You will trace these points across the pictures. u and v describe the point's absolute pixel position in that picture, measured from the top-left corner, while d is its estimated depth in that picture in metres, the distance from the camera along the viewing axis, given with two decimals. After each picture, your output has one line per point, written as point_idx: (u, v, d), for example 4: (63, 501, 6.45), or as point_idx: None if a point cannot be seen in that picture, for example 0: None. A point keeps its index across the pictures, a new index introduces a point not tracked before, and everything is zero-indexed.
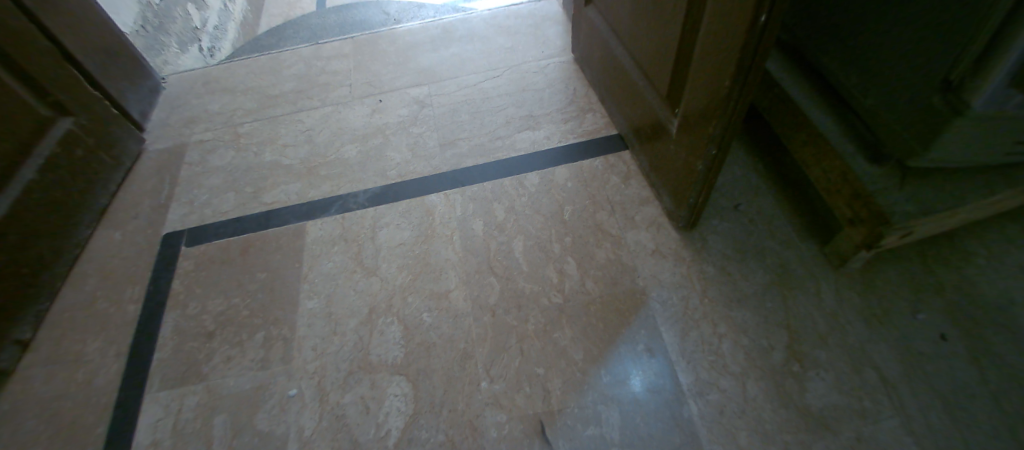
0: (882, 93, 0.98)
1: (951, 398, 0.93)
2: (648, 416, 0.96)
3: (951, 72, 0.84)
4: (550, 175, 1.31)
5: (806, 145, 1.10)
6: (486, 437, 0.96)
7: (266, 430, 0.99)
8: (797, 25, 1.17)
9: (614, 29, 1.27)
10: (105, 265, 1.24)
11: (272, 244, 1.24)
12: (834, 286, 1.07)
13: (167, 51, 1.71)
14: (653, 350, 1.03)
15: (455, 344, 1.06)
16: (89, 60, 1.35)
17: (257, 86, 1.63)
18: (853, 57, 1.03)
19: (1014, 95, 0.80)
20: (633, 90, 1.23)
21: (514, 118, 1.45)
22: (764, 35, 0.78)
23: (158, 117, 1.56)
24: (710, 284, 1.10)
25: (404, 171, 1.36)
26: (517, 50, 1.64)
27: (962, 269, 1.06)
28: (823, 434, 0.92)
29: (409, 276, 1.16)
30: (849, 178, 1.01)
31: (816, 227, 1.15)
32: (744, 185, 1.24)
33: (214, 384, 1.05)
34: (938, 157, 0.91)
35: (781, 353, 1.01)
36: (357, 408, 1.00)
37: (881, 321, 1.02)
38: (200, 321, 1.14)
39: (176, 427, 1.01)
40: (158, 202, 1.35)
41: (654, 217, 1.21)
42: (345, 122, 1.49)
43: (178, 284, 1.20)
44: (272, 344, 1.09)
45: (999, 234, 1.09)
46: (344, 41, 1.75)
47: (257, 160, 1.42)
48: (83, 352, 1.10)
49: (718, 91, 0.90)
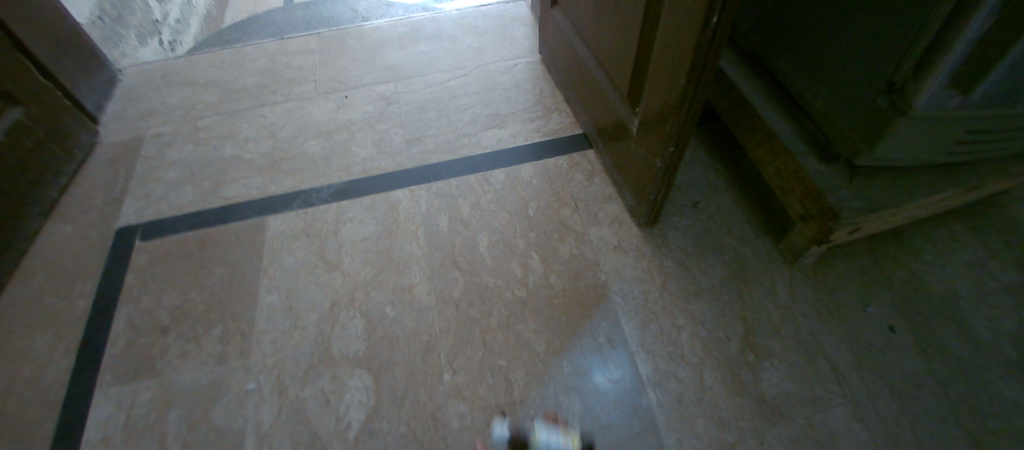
0: (831, 96, 1.02)
1: (896, 385, 0.98)
2: (608, 405, 0.98)
3: (894, 74, 0.88)
4: (516, 172, 1.33)
5: (762, 144, 1.14)
6: (448, 429, 0.96)
7: (222, 426, 0.97)
8: (751, 30, 1.21)
9: (578, 30, 1.30)
10: (53, 259, 1.19)
11: (231, 238, 1.22)
12: (787, 280, 1.12)
13: (125, 43, 1.66)
14: (614, 341, 1.05)
15: (419, 337, 1.06)
16: (40, 49, 1.31)
17: (219, 79, 1.60)
18: (804, 61, 1.07)
19: (952, 96, 0.85)
20: (597, 90, 1.26)
21: (481, 116, 1.46)
22: (719, 35, 0.82)
23: (114, 109, 1.51)
24: (669, 278, 1.13)
25: (370, 167, 1.35)
26: (485, 50, 1.65)
27: (909, 264, 1.12)
28: (776, 420, 0.95)
29: (372, 270, 1.16)
30: (801, 175, 1.05)
31: (771, 223, 1.19)
32: (704, 183, 1.28)
33: (168, 380, 1.02)
34: (883, 155, 0.96)
35: (736, 343, 1.04)
36: (318, 402, 0.99)
37: (831, 313, 1.07)
38: (153, 316, 1.10)
39: (127, 424, 0.98)
40: (112, 196, 1.31)
41: (617, 214, 1.24)
42: (310, 117, 1.48)
43: (131, 279, 1.16)
44: (230, 338, 1.07)
45: (942, 232, 1.16)
46: (310, 37, 1.74)
47: (217, 154, 1.40)
48: (29, 348, 1.06)
49: (676, 89, 0.93)
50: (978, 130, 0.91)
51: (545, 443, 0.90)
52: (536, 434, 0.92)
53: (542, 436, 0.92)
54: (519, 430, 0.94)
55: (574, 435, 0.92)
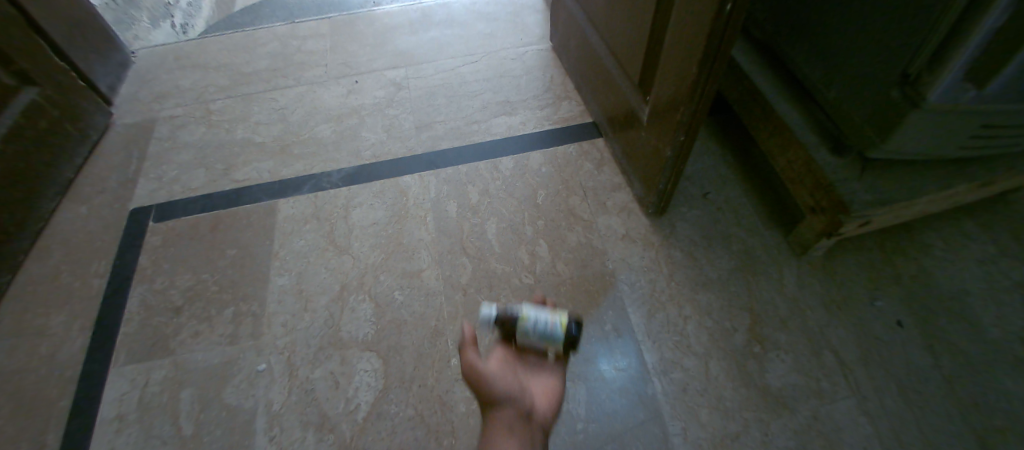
0: (844, 87, 1.01)
1: (902, 379, 0.98)
2: (613, 393, 0.99)
3: (909, 66, 0.87)
4: (525, 159, 1.32)
5: (773, 135, 1.13)
6: (454, 412, 0.97)
7: (234, 405, 0.99)
8: (766, 19, 1.19)
9: (590, 17, 1.28)
10: (69, 238, 1.21)
11: (242, 221, 1.23)
12: (795, 272, 1.11)
13: (137, 26, 1.69)
14: (620, 330, 1.06)
15: (426, 322, 1.07)
16: (55, 30, 1.31)
17: (231, 63, 1.60)
18: (818, 52, 1.06)
19: (967, 89, 0.84)
20: (608, 78, 1.25)
21: (491, 103, 1.46)
22: (731, 23, 0.81)
23: (127, 91, 1.52)
24: (677, 268, 1.13)
25: (379, 152, 1.36)
26: (496, 37, 1.65)
27: (919, 259, 1.11)
28: (780, 412, 0.96)
29: (381, 255, 1.17)
30: (812, 167, 1.04)
31: (780, 215, 1.19)
32: (714, 173, 1.27)
33: (181, 359, 1.04)
34: (896, 148, 0.95)
35: (743, 334, 1.04)
36: (327, 383, 1.01)
37: (839, 307, 1.06)
38: (166, 296, 1.12)
39: (141, 401, 1.00)
40: (126, 177, 1.33)
41: (625, 203, 1.24)
42: (321, 102, 1.48)
43: (145, 260, 1.18)
44: (241, 320, 1.08)
45: (954, 228, 1.15)
46: (321, 21, 1.74)
47: (228, 137, 1.41)
48: (45, 326, 1.08)
49: (687, 78, 0.92)
50: (993, 125, 0.90)
51: (535, 325, 0.80)
52: (524, 317, 0.80)
53: (531, 317, 0.80)
54: (503, 309, 0.82)
55: (565, 314, 0.81)
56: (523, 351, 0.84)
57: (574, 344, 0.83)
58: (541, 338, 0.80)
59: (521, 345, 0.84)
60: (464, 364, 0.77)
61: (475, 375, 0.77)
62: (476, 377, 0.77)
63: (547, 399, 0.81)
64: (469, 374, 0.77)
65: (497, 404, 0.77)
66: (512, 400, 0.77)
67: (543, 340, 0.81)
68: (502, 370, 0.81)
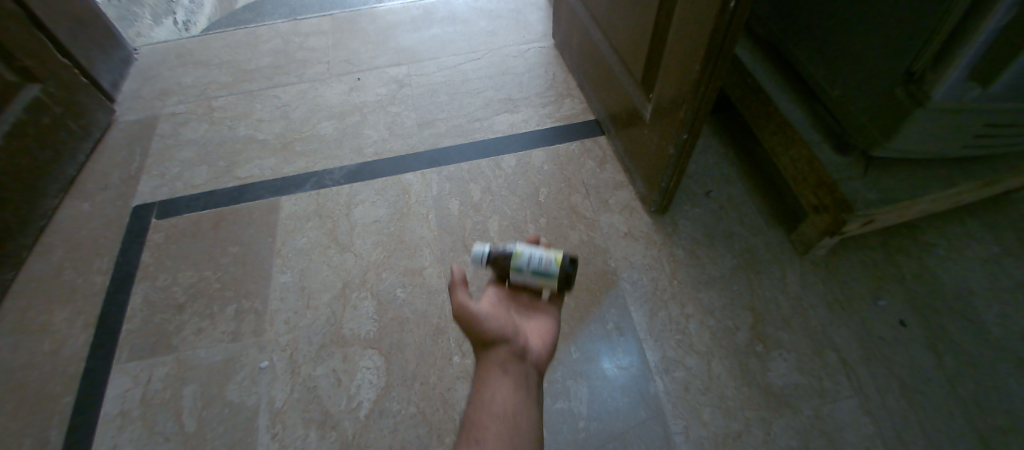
0: (848, 86, 1.01)
1: (905, 379, 0.97)
2: (615, 391, 0.99)
3: (913, 65, 0.87)
4: (528, 157, 1.32)
5: (776, 133, 1.13)
6: (456, 410, 0.97)
7: (236, 402, 0.99)
8: (769, 17, 1.19)
9: (593, 15, 1.28)
10: (71, 235, 1.21)
11: (244, 219, 1.23)
12: (798, 271, 1.11)
13: (140, 22, 1.67)
14: (623, 328, 1.06)
15: (429, 320, 1.07)
16: (58, 27, 1.31)
17: (233, 59, 1.60)
18: (822, 50, 1.05)
19: (971, 88, 0.83)
20: (611, 76, 1.25)
21: (493, 101, 1.46)
22: (734, 21, 0.81)
23: (129, 88, 1.52)
24: (679, 267, 1.13)
25: (382, 150, 1.36)
26: (498, 34, 1.64)
27: (922, 258, 1.11)
28: (782, 411, 0.96)
29: (384, 253, 1.17)
30: (815, 166, 1.04)
31: (783, 214, 1.19)
32: (717, 172, 1.27)
33: (183, 356, 1.04)
34: (899, 147, 0.95)
35: (745, 333, 1.04)
36: (329, 381, 1.01)
37: (841, 306, 1.06)
38: (169, 293, 1.12)
39: (144, 398, 1.00)
40: (128, 174, 1.33)
41: (628, 201, 1.24)
42: (323, 99, 1.48)
43: (147, 257, 1.18)
44: (243, 317, 1.09)
45: (957, 227, 1.14)
46: (323, 18, 1.73)
47: (230, 134, 1.40)
48: (48, 323, 1.08)
49: (690, 76, 0.92)
50: (998, 124, 0.89)
51: (528, 261, 0.83)
52: (517, 253, 0.84)
53: (525, 253, 0.84)
54: (498, 249, 0.87)
55: (559, 251, 0.84)
56: (515, 290, 0.88)
57: (570, 280, 0.85)
58: (535, 273, 0.83)
59: (515, 283, 0.87)
60: (453, 305, 0.80)
61: (464, 315, 0.79)
62: (468, 314, 0.79)
63: (540, 338, 0.82)
64: (459, 315, 0.80)
65: (488, 342, 0.78)
66: (504, 336, 0.78)
67: (536, 276, 0.84)
68: (495, 307, 0.84)
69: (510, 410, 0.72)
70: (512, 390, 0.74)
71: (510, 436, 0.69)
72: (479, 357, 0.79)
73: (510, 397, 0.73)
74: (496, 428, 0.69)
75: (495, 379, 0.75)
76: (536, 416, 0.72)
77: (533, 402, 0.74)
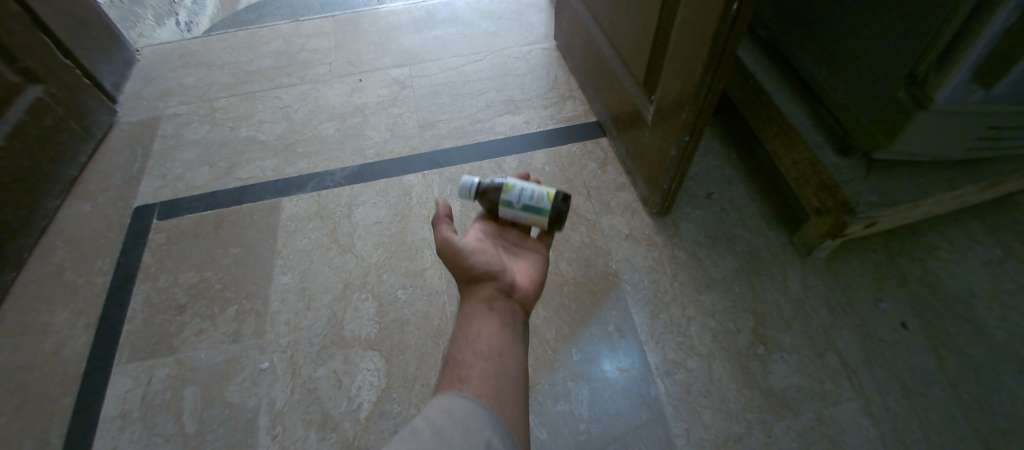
0: (850, 88, 1.01)
1: (907, 382, 0.97)
2: (617, 394, 0.99)
3: (916, 66, 0.86)
4: (529, 158, 1.32)
5: (779, 136, 1.12)
6: None
7: (236, 403, 0.99)
8: (772, 18, 1.19)
9: (595, 17, 1.28)
10: (72, 236, 1.21)
11: (246, 220, 1.23)
12: (800, 274, 1.11)
13: (142, 23, 1.69)
14: (624, 331, 1.06)
15: (430, 321, 1.07)
16: (61, 27, 1.32)
17: (235, 61, 1.60)
18: (824, 52, 1.05)
19: (974, 91, 0.83)
20: (613, 77, 1.25)
21: (495, 102, 1.46)
22: (737, 21, 0.80)
23: (131, 89, 1.52)
24: (680, 269, 1.13)
25: (383, 151, 1.36)
26: (499, 35, 1.64)
27: (924, 261, 1.10)
28: (783, 413, 0.96)
29: (384, 254, 1.16)
30: (817, 168, 1.04)
31: (785, 217, 1.18)
32: (718, 174, 1.27)
33: (184, 357, 1.04)
34: (902, 149, 0.94)
35: (747, 336, 1.04)
36: (330, 382, 1.01)
37: (843, 308, 1.06)
38: (170, 294, 1.12)
39: (144, 399, 1.00)
40: (129, 175, 1.33)
41: (629, 203, 1.23)
42: (325, 100, 1.48)
43: (149, 257, 1.18)
44: (244, 318, 1.08)
45: (959, 229, 1.14)
46: (325, 20, 1.73)
47: (232, 135, 1.41)
48: (49, 323, 1.08)
49: (692, 77, 0.92)
50: (1000, 126, 0.89)
51: (519, 195, 0.88)
52: (509, 187, 0.89)
53: (517, 188, 0.89)
54: (490, 183, 0.91)
55: (551, 187, 0.88)
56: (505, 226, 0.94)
57: (561, 218, 0.89)
58: (526, 206, 0.88)
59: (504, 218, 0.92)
60: (440, 240, 0.83)
61: (452, 250, 0.83)
62: (453, 247, 0.83)
63: (525, 278, 0.88)
64: (446, 248, 0.83)
65: (476, 280, 0.82)
66: (492, 274, 0.82)
67: (527, 211, 0.88)
68: (484, 243, 0.88)
69: (496, 349, 0.76)
70: (497, 328, 0.78)
71: (498, 374, 0.73)
72: (467, 291, 0.83)
73: (497, 335, 0.77)
74: (482, 361, 0.74)
75: (482, 319, 0.79)
76: (519, 355, 0.77)
77: (515, 339, 0.78)
